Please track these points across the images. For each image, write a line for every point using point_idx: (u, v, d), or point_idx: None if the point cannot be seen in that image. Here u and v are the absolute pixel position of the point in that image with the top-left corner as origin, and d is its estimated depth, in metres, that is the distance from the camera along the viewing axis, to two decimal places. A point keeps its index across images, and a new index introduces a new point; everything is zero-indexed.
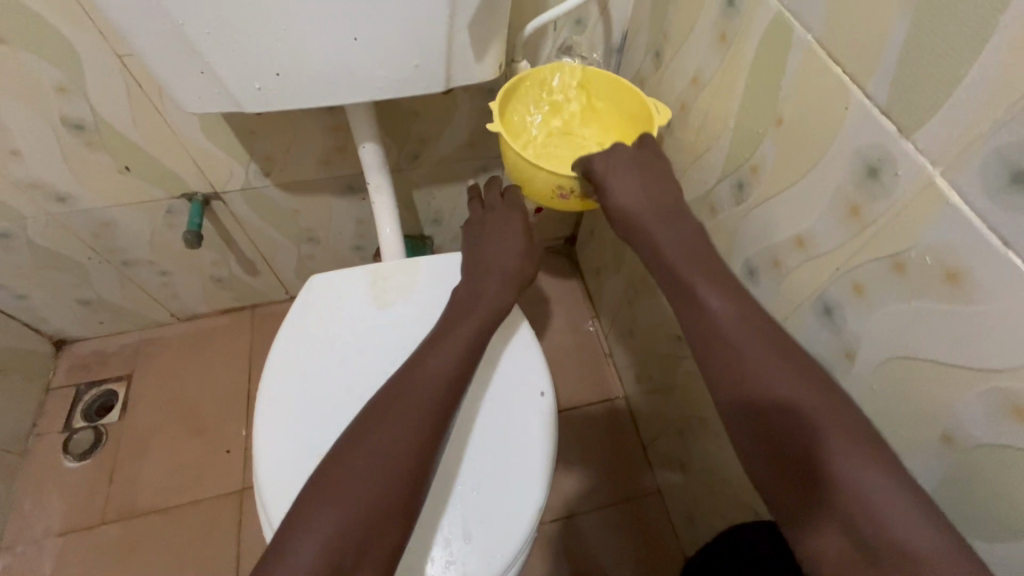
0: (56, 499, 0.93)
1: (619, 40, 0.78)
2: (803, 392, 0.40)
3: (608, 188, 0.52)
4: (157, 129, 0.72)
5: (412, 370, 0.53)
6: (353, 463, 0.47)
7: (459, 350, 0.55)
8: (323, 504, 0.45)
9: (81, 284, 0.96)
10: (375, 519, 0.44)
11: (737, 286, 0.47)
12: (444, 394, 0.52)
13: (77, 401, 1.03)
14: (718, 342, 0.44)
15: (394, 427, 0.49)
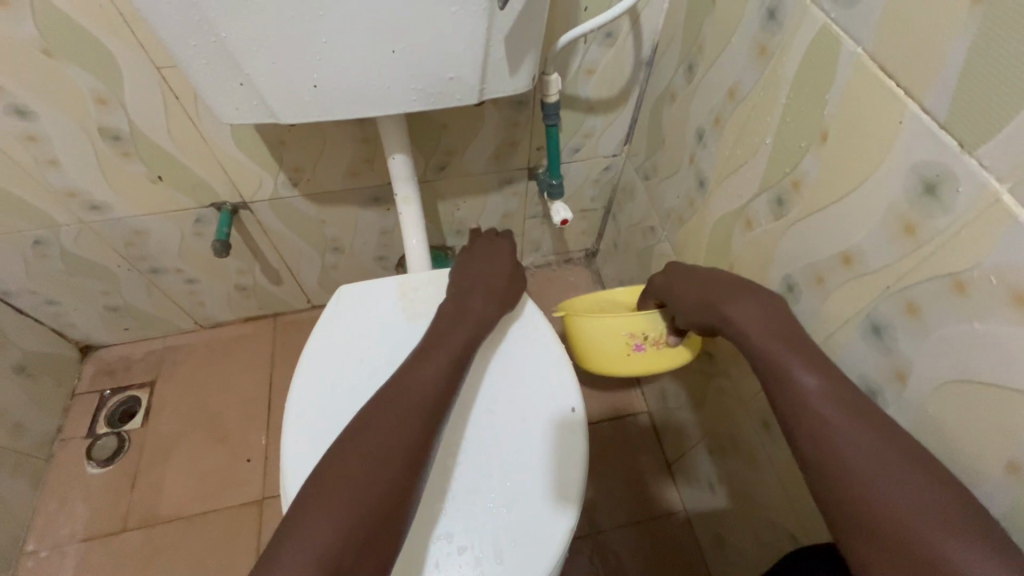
0: (80, 505, 0.94)
1: (649, 53, 0.77)
2: (889, 459, 0.39)
3: (676, 293, 0.57)
4: (192, 140, 0.73)
5: (400, 382, 0.53)
6: (337, 480, 0.46)
7: (445, 361, 0.55)
8: (308, 520, 0.44)
9: (110, 292, 0.97)
10: (361, 539, 0.44)
11: (818, 354, 0.46)
12: (433, 408, 0.52)
13: (102, 407, 1.04)
14: (801, 408, 0.43)
15: (384, 439, 0.49)
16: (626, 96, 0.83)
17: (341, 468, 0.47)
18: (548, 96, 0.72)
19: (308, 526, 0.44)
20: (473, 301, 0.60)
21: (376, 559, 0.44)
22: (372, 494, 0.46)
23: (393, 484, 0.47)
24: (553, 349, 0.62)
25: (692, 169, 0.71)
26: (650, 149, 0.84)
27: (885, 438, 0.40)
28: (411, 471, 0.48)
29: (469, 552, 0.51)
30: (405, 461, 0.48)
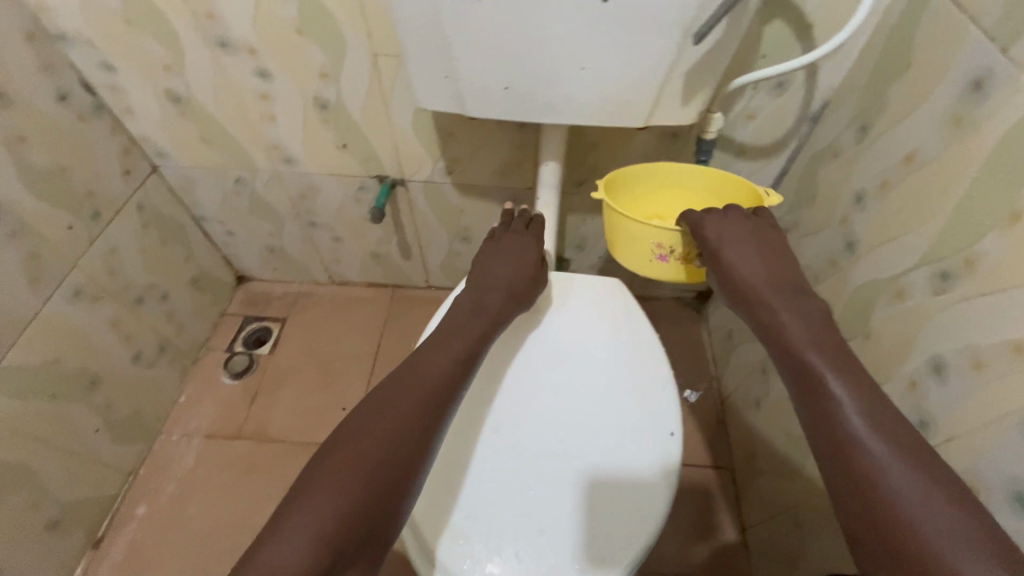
0: (208, 406, 1.09)
1: (818, 108, 0.77)
2: (891, 442, 0.41)
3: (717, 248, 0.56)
4: (380, 119, 0.85)
5: (411, 371, 0.53)
6: (343, 463, 0.46)
7: (459, 355, 0.55)
8: (310, 500, 0.44)
9: (274, 234, 1.13)
10: (366, 527, 0.44)
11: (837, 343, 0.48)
12: (438, 401, 0.52)
13: (240, 330, 1.21)
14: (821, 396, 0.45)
15: (390, 422, 0.49)
16: (782, 147, 0.83)
17: (354, 447, 0.47)
18: (708, 133, 0.74)
19: (312, 508, 0.43)
20: (490, 301, 0.61)
21: (376, 536, 0.45)
22: (381, 484, 0.46)
23: (401, 475, 0.47)
24: (655, 370, 0.65)
25: (841, 229, 0.70)
26: (795, 203, 0.83)
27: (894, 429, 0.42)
28: (412, 455, 0.48)
29: (548, 536, 0.54)
30: (408, 445, 0.49)
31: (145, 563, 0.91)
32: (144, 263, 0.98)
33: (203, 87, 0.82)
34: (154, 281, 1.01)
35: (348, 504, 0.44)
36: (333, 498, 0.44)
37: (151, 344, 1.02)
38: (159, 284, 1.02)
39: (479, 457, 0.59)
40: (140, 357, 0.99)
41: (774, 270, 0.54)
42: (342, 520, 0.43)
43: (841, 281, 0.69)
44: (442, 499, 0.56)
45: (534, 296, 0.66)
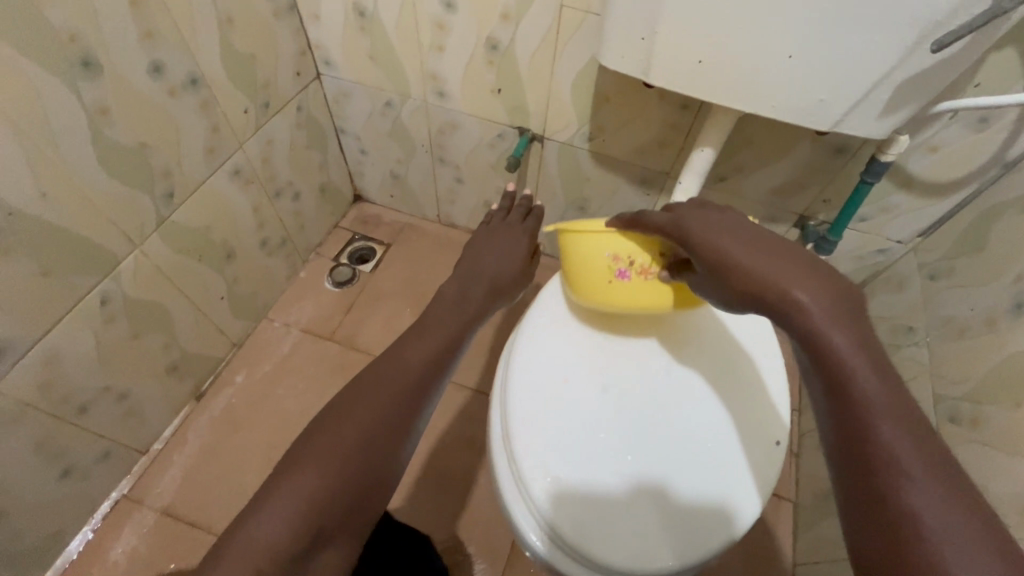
0: (310, 304, 1.17)
1: (1017, 155, 0.70)
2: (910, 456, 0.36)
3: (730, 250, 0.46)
4: (543, 71, 0.86)
5: (388, 362, 0.58)
6: (325, 446, 0.50)
7: (439, 341, 0.61)
8: (292, 481, 0.47)
9: (402, 162, 1.18)
10: (348, 500, 0.48)
11: (864, 324, 0.41)
12: (416, 386, 0.56)
13: (349, 244, 1.28)
14: (842, 386, 0.39)
15: (368, 407, 0.53)
16: (956, 188, 0.77)
17: (335, 432, 0.51)
18: (884, 154, 0.70)
19: (292, 488, 0.46)
20: (476, 291, 0.68)
21: (359, 504, 0.49)
22: (365, 455, 0.50)
23: (382, 454, 0.51)
24: (763, 378, 0.67)
25: (1011, 287, 0.64)
26: (954, 250, 0.77)
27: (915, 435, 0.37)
28: (388, 432, 0.53)
29: (642, 499, 0.58)
30: (386, 424, 0.53)
31: (236, 424, 1.01)
32: (289, 160, 1.05)
33: (388, 5, 0.85)
34: (293, 179, 1.08)
35: (329, 480, 0.48)
36: (316, 477, 0.47)
37: (276, 236, 1.10)
38: (295, 183, 1.10)
39: (588, 411, 0.64)
40: (267, 245, 1.08)
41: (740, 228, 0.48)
42: (327, 494, 0.47)
43: (995, 341, 0.64)
44: (536, 443, 0.61)
45: (512, 292, 0.73)
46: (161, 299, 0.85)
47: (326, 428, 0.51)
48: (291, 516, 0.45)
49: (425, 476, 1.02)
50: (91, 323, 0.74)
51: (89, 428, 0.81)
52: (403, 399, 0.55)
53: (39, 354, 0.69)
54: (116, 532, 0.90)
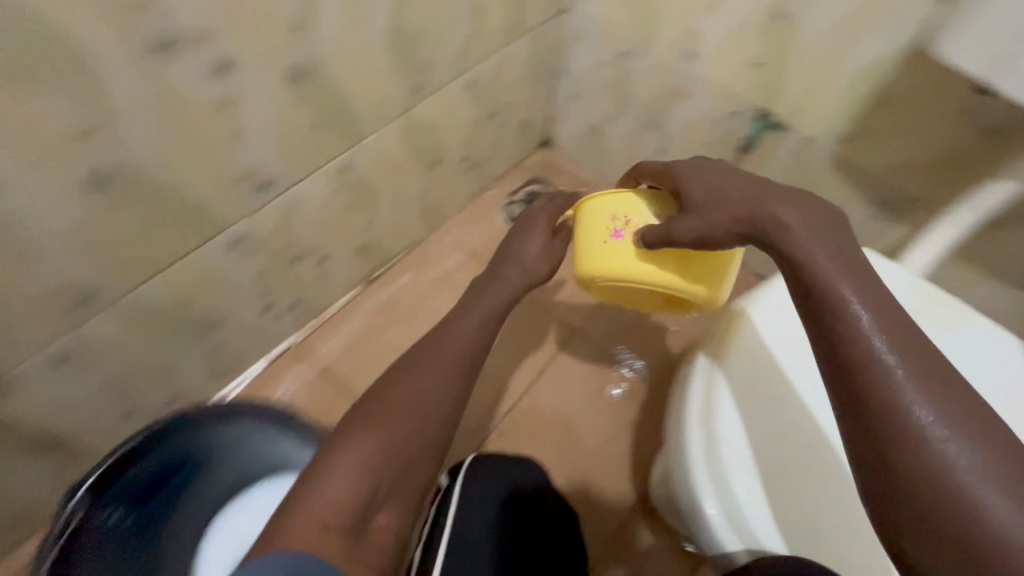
0: (479, 231, 1.19)
1: None
2: (951, 439, 0.39)
3: (729, 201, 0.52)
4: (825, 52, 0.79)
5: (439, 335, 0.62)
6: (377, 420, 0.53)
7: (474, 325, 0.63)
8: (354, 443, 0.50)
9: (609, 118, 1.15)
10: (403, 461, 0.52)
11: (892, 307, 0.45)
12: (455, 360, 0.59)
13: (525, 185, 1.27)
14: (886, 390, 0.41)
15: (410, 385, 0.56)
16: None
17: (382, 406, 0.54)
18: None
19: (354, 448, 0.50)
20: (507, 273, 0.68)
21: (416, 463, 0.53)
22: (417, 422, 0.54)
23: (426, 423, 0.54)
24: None
25: None
26: None
27: (956, 422, 0.40)
28: (431, 402, 0.55)
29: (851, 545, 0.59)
30: (431, 398, 0.56)
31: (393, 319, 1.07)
32: (510, 86, 1.05)
33: None
34: (504, 105, 1.08)
35: (378, 449, 0.51)
36: (360, 444, 0.50)
37: (472, 156, 1.12)
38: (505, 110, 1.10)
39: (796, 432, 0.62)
40: (464, 163, 1.10)
41: (788, 200, 0.50)
42: (374, 461, 0.50)
43: None
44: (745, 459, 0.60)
45: (547, 268, 0.70)
46: (378, 183, 0.92)
47: (374, 403, 0.54)
48: (348, 486, 0.48)
49: (549, 427, 1.01)
50: (328, 184, 0.82)
51: (295, 277, 0.90)
52: (441, 374, 0.58)
53: (286, 198, 0.77)
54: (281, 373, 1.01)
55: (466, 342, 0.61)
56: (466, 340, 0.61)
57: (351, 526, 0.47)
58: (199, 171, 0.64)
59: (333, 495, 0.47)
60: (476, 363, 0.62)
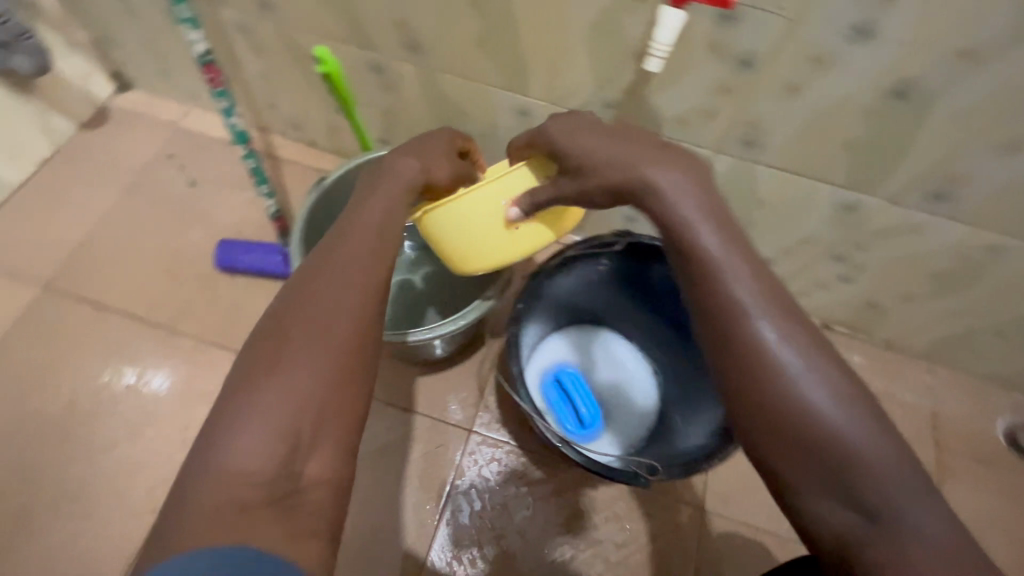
0: None
1: None
2: (819, 378, 0.52)
3: (670, 205, 0.61)
4: None
5: (334, 251, 0.65)
6: (275, 382, 0.54)
7: (357, 254, 0.65)
8: (243, 418, 0.52)
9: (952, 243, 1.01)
10: (329, 396, 0.56)
11: (750, 265, 0.58)
12: (368, 275, 0.64)
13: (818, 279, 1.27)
14: (755, 356, 0.54)
15: (319, 312, 0.59)
16: None
17: (259, 354, 0.57)
18: None
19: (245, 423, 0.52)
20: (353, 233, 0.67)
21: (338, 417, 0.56)
22: (329, 350, 0.58)
23: (348, 355, 0.58)
24: None
25: None
26: None
27: (783, 318, 0.55)
28: (354, 318, 0.60)
29: None
30: (348, 317, 0.60)
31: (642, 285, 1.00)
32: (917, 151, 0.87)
33: None
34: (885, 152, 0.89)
35: (321, 375, 0.56)
36: (292, 377, 0.55)
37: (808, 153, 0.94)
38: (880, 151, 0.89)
39: None
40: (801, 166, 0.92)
41: (593, 133, 0.70)
42: (322, 386, 0.56)
43: None
44: None
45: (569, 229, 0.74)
46: (815, 248, 1.17)
47: (243, 356, 0.57)
48: (269, 437, 0.52)
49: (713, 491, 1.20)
50: (832, 226, 1.10)
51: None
52: (360, 281, 0.63)
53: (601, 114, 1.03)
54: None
55: (370, 259, 0.65)
56: (362, 258, 0.65)
57: (278, 487, 0.51)
58: (935, 143, 0.85)
59: (243, 465, 0.50)
60: (377, 269, 0.65)
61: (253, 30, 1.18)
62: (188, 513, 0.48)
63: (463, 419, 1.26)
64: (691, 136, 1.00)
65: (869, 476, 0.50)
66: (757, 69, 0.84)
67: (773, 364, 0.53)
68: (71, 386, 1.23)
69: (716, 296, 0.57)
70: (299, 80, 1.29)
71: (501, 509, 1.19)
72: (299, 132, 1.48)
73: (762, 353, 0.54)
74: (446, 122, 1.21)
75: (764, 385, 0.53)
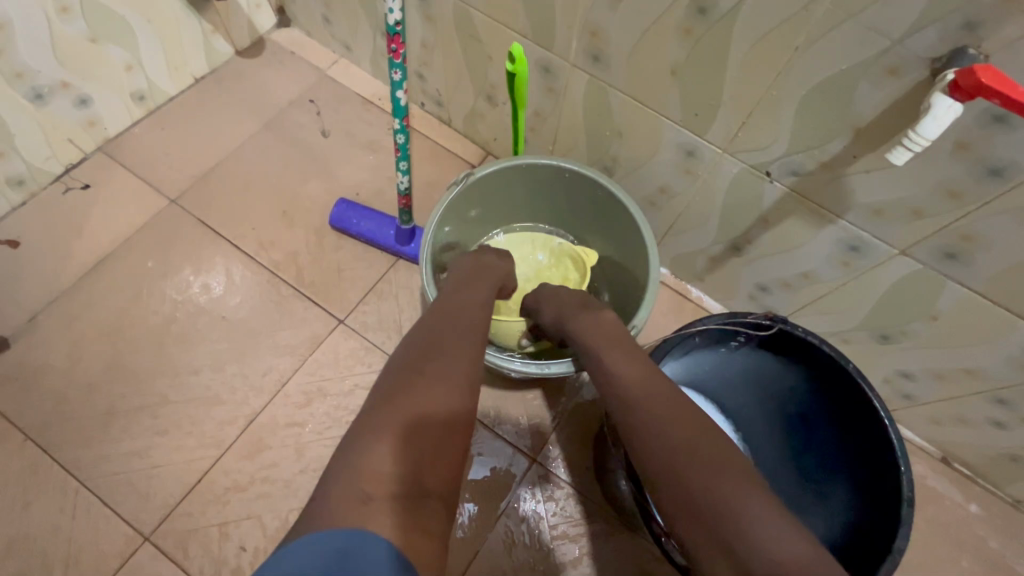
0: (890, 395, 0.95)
1: None
2: (687, 446, 0.63)
3: (576, 337, 0.85)
4: None
5: (449, 309, 0.77)
6: (417, 388, 0.61)
7: (472, 316, 0.77)
8: (385, 426, 0.57)
9: None
10: (452, 423, 0.61)
11: (629, 360, 0.77)
12: (478, 332, 0.75)
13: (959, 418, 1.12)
14: (641, 439, 0.66)
15: (447, 350, 0.68)
16: None
17: (397, 373, 0.64)
18: None
19: (387, 431, 0.57)
20: (463, 299, 0.80)
21: (456, 447, 0.60)
22: (461, 377, 0.65)
23: (467, 391, 0.65)
24: None
25: None
26: None
27: (659, 399, 0.69)
28: (471, 362, 0.69)
29: None
30: (467, 359, 0.68)
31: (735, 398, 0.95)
32: None
33: None
34: None
35: (448, 403, 0.62)
36: (427, 396, 0.61)
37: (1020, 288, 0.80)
38: None
39: None
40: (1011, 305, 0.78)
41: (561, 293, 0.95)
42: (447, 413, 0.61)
43: None
44: None
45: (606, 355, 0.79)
46: (977, 383, 1.01)
47: (384, 374, 0.64)
48: (404, 447, 0.56)
49: None
50: (1013, 367, 0.94)
51: (879, 350, 1.11)
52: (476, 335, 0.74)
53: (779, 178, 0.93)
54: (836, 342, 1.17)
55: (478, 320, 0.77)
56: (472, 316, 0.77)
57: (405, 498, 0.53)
58: None
59: (379, 469, 0.54)
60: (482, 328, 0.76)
61: None
62: (330, 499, 0.52)
63: (529, 445, 1.20)
64: (883, 229, 0.88)
65: (740, 526, 0.56)
66: (1007, 181, 0.72)
67: (653, 438, 0.65)
68: (174, 301, 1.26)
69: (612, 393, 0.74)
70: (458, 60, 1.26)
71: (542, 548, 1.13)
72: (438, 108, 1.46)
73: (645, 431, 0.66)
74: (598, 141, 1.14)
75: (651, 464, 0.64)
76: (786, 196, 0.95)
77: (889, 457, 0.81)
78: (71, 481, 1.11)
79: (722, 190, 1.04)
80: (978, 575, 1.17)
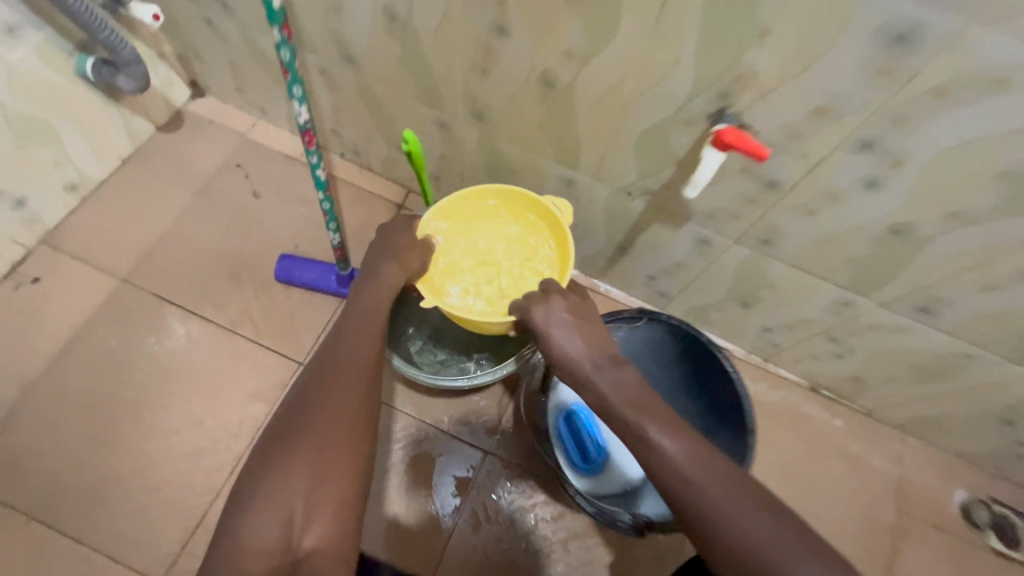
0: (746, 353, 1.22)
1: None
2: (746, 514, 0.71)
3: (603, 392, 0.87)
4: None
5: (333, 346, 0.88)
6: (294, 448, 0.76)
7: (353, 350, 0.87)
8: (270, 483, 0.74)
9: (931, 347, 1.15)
10: (331, 464, 0.76)
11: (671, 422, 0.81)
12: (357, 366, 0.85)
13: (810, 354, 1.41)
14: (698, 507, 0.73)
15: (325, 397, 0.81)
16: None
17: (282, 430, 0.79)
18: None
19: (271, 487, 0.74)
20: (345, 332, 0.90)
21: (339, 481, 0.75)
22: (336, 423, 0.78)
23: (343, 432, 0.78)
24: None
25: None
26: None
27: (709, 462, 0.76)
28: (346, 402, 0.81)
29: None
30: (344, 400, 0.81)
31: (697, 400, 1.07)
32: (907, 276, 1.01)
33: None
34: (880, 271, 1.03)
35: (324, 449, 0.76)
36: (304, 449, 0.76)
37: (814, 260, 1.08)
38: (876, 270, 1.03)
39: None
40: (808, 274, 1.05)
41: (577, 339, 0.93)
42: (324, 456, 0.76)
43: None
44: None
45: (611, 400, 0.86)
46: (815, 328, 1.30)
47: (273, 431, 0.80)
48: (289, 497, 0.73)
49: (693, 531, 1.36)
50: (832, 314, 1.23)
51: (746, 312, 1.39)
52: (353, 372, 0.84)
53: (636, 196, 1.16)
54: (715, 311, 1.44)
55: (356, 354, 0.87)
56: (351, 352, 0.87)
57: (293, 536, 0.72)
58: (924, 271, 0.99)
59: (271, 517, 0.72)
60: (360, 361, 0.86)
61: (333, 73, 1.31)
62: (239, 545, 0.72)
63: (483, 438, 1.42)
64: (718, 226, 1.13)
65: None
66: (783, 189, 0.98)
67: (715, 509, 0.72)
68: (143, 374, 1.39)
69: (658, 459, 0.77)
70: (365, 118, 1.42)
71: (508, 523, 1.35)
72: (357, 156, 1.62)
73: (707, 500, 0.73)
74: (497, 177, 1.34)
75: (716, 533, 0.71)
76: (647, 208, 1.19)
77: (737, 399, 1.11)
78: (82, 548, 1.24)
79: (601, 207, 1.27)
80: (845, 473, 1.49)
